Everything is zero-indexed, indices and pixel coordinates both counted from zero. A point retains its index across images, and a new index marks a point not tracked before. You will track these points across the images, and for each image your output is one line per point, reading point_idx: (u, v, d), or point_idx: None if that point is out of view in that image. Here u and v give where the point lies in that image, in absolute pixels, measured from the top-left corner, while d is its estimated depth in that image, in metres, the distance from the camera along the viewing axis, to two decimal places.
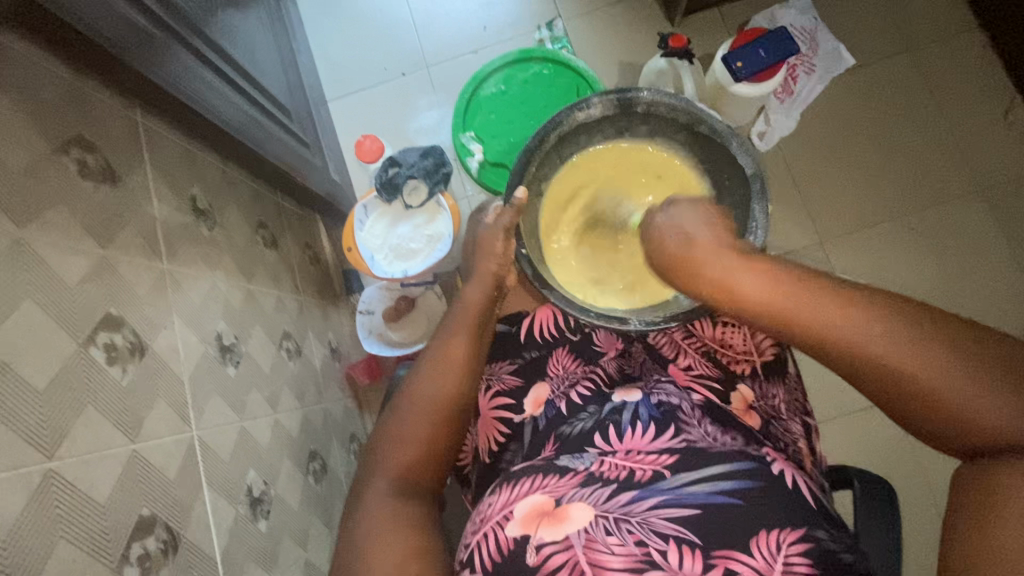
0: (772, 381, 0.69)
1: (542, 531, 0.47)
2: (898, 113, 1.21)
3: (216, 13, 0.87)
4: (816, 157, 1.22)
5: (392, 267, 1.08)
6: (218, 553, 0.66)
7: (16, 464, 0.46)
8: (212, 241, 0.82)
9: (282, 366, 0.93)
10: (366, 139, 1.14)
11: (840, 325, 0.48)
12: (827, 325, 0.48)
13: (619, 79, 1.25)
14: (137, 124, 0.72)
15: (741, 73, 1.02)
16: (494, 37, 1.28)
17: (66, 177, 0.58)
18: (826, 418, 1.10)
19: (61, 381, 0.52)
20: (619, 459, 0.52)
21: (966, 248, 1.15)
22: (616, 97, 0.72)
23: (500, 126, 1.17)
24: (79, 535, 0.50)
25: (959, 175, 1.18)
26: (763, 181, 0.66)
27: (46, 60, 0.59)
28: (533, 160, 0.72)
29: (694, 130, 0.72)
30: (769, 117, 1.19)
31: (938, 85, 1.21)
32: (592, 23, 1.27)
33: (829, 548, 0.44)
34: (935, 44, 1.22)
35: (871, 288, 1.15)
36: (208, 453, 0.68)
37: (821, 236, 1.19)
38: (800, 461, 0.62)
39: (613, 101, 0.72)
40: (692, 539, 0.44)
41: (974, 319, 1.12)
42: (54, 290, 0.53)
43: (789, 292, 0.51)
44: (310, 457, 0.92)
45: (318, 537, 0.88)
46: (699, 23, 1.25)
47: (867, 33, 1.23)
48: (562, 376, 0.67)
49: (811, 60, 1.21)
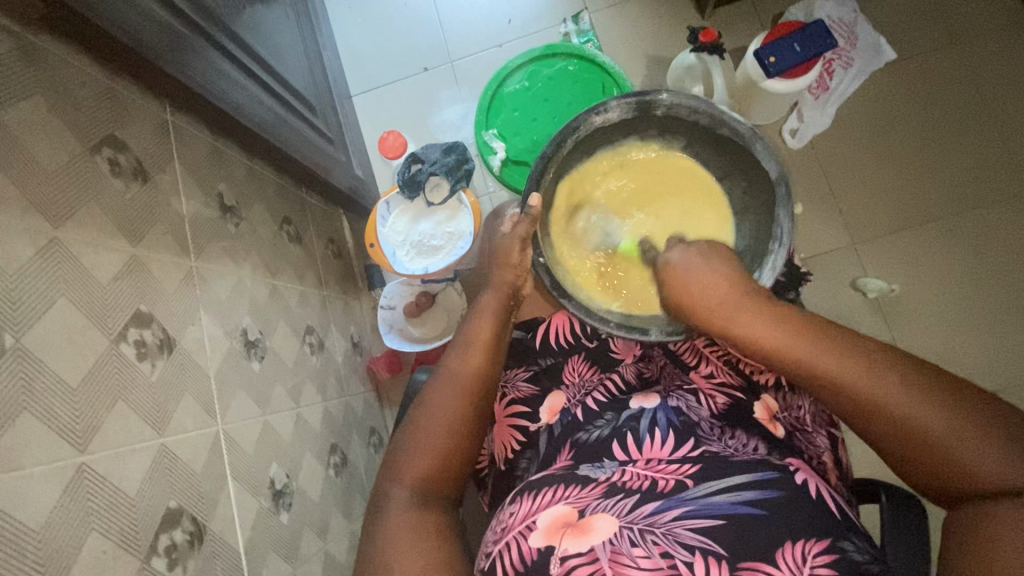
0: (799, 393, 0.67)
1: (567, 543, 0.46)
2: (942, 111, 1.15)
3: (244, 11, 0.88)
4: (849, 156, 1.17)
5: (413, 265, 1.09)
6: (241, 545, 0.67)
7: (51, 457, 0.48)
8: (239, 237, 0.84)
9: (306, 360, 0.94)
10: (388, 136, 1.15)
11: (849, 374, 0.47)
12: (836, 375, 0.48)
13: (645, 73, 1.22)
14: (167, 122, 0.73)
15: (773, 68, 0.99)
16: (519, 30, 1.26)
17: (99, 176, 0.60)
18: (851, 427, 1.07)
19: (95, 377, 0.54)
20: (641, 469, 0.53)
21: (1011, 254, 1.09)
22: (632, 101, 0.66)
23: (524, 124, 1.15)
24: (109, 527, 0.52)
25: (1005, 177, 1.12)
26: (787, 185, 0.62)
27: (80, 61, 0.61)
28: (550, 166, 0.68)
29: (715, 132, 0.67)
30: (801, 113, 1.16)
31: (985, 81, 1.14)
32: (619, 17, 1.24)
33: (856, 559, 0.42)
34: (982, 37, 1.15)
35: (905, 294, 1.12)
36: (233, 446, 0.70)
37: (854, 238, 1.15)
38: (824, 474, 0.62)
39: (630, 104, 0.67)
40: (717, 550, 0.43)
41: (1014, 327, 1.07)
42: (88, 288, 0.55)
43: (799, 340, 0.51)
44: (331, 450, 0.94)
45: (337, 529, 0.90)
46: (731, 16, 1.21)
47: (911, 26, 1.17)
48: (578, 385, 0.69)
49: (848, 54, 1.14)
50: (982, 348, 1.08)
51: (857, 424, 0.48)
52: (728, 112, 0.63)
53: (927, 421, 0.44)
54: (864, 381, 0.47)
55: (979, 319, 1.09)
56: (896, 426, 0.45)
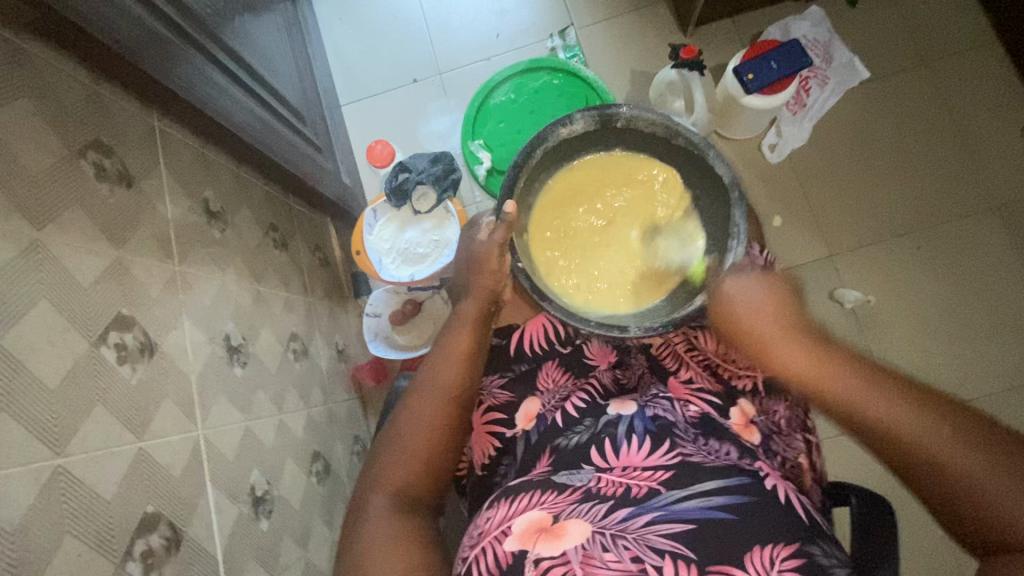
0: (774, 397, 0.69)
1: (540, 546, 0.47)
2: (915, 130, 1.19)
3: (234, 19, 0.89)
4: (827, 170, 1.21)
5: (399, 272, 1.10)
6: (220, 551, 0.67)
7: (28, 459, 0.48)
8: (223, 242, 0.84)
9: (289, 367, 0.94)
10: (377, 145, 1.18)
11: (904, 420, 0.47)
12: (903, 424, 0.46)
13: (630, 88, 1.25)
14: (154, 128, 0.74)
15: (752, 85, 1.02)
16: (507, 44, 1.29)
17: (84, 180, 0.60)
18: (829, 436, 1.10)
19: (72, 379, 0.53)
20: (615, 476, 0.53)
21: (981, 267, 1.13)
22: (596, 113, 0.69)
23: (509, 135, 1.18)
24: (84, 531, 0.52)
25: (974, 193, 1.16)
26: (740, 189, 0.65)
27: (68, 67, 0.61)
28: (522, 174, 0.70)
29: (671, 142, 0.69)
30: (779, 129, 1.20)
31: (955, 101, 1.19)
32: (605, 33, 1.27)
33: (822, 565, 0.44)
34: (950, 59, 1.20)
35: (881, 304, 1.14)
36: (213, 451, 0.70)
37: (831, 249, 1.18)
38: (798, 476, 0.65)
39: (594, 117, 0.69)
40: (687, 554, 0.44)
41: (984, 337, 1.11)
42: (69, 290, 0.55)
43: (854, 385, 0.50)
44: (313, 457, 0.93)
45: (319, 537, 0.89)
46: (712, 34, 1.25)
47: (884, 46, 1.22)
48: (553, 391, 0.70)
49: (824, 72, 1.21)
50: (957, 357, 1.11)
51: (900, 466, 0.47)
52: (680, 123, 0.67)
53: (972, 466, 0.43)
54: (918, 429, 0.46)
55: (953, 329, 1.12)
56: (942, 471, 0.44)
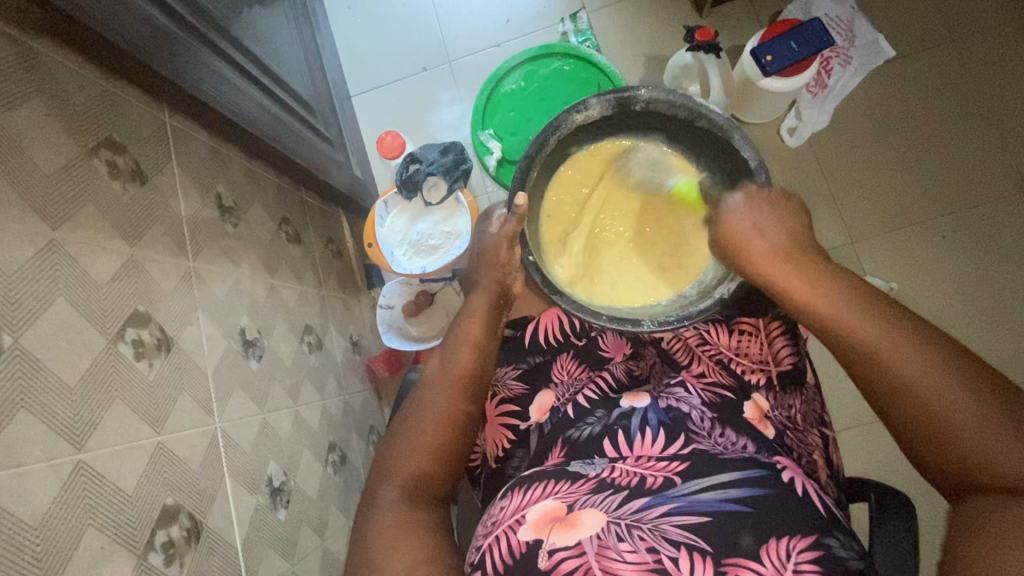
0: (790, 392, 0.68)
1: (555, 536, 0.47)
2: (942, 108, 1.15)
3: (242, 12, 0.88)
4: (848, 156, 1.17)
5: (411, 264, 1.10)
6: (239, 541, 0.69)
7: (49, 455, 0.49)
8: (237, 237, 0.84)
9: (304, 359, 0.95)
10: (387, 136, 1.17)
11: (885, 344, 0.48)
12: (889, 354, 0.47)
13: (643, 73, 1.23)
14: (165, 125, 0.74)
15: (771, 67, 0.98)
16: (517, 30, 1.27)
17: (97, 178, 0.61)
18: (847, 426, 1.08)
19: (93, 375, 0.55)
20: (630, 466, 0.53)
21: (1010, 251, 1.09)
22: (612, 97, 0.65)
23: (519, 124, 1.16)
24: (107, 524, 0.53)
25: (1004, 174, 1.11)
26: (767, 172, 0.61)
27: (78, 65, 0.61)
28: (534, 166, 0.66)
29: (694, 125, 0.65)
30: (799, 112, 1.15)
31: (985, 78, 1.14)
32: (616, 16, 1.24)
33: (840, 556, 0.43)
34: (980, 33, 1.15)
35: (903, 292, 1.11)
36: (230, 444, 0.71)
37: (852, 237, 1.14)
38: (816, 472, 0.61)
39: (610, 101, 0.65)
40: (703, 545, 0.44)
41: (1014, 323, 1.07)
42: (86, 288, 0.56)
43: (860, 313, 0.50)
44: (329, 448, 0.95)
45: (336, 526, 0.91)
46: (729, 16, 1.21)
47: (909, 22, 1.17)
48: (568, 383, 0.70)
49: (847, 52, 1.12)
50: (983, 346, 1.07)
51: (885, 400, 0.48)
52: (703, 103, 0.62)
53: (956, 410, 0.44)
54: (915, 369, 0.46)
55: (980, 316, 1.08)
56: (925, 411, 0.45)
